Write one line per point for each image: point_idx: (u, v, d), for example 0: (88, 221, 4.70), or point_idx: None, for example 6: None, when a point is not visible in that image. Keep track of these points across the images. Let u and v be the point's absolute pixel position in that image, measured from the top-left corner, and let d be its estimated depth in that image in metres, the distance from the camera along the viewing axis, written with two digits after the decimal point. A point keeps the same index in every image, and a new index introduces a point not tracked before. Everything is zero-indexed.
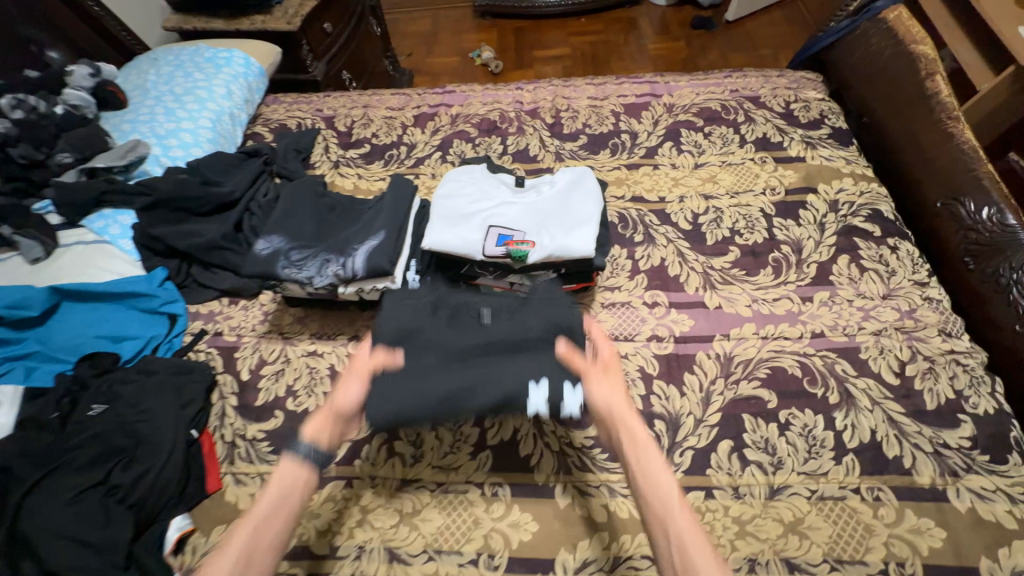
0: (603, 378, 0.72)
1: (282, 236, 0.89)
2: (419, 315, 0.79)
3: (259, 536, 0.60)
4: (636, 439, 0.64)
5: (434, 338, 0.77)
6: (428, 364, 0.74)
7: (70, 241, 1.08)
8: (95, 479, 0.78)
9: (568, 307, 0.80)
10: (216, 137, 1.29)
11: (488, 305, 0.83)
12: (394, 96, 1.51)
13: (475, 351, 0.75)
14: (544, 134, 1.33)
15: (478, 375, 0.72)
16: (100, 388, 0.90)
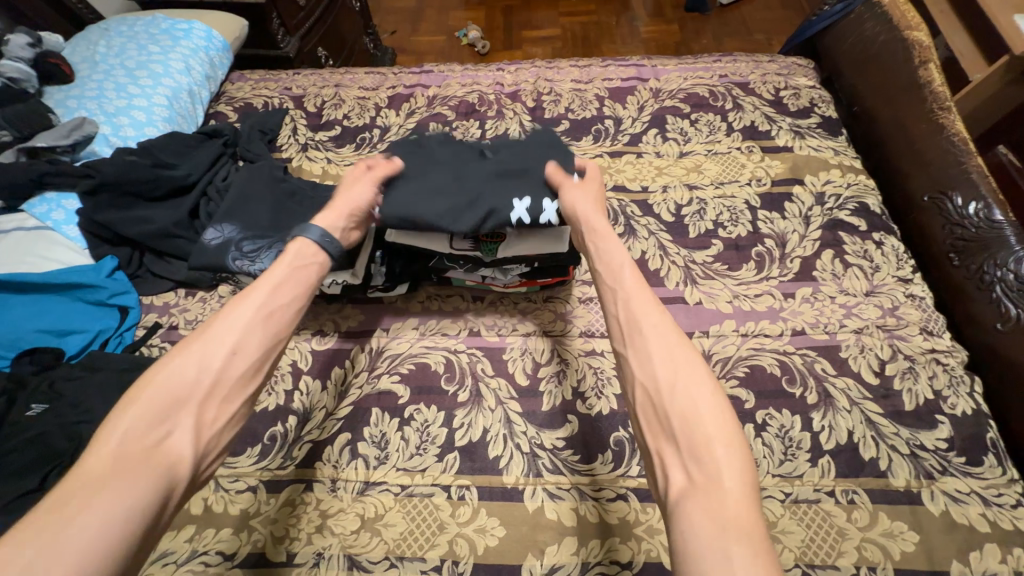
0: (580, 189, 0.77)
1: (235, 226, 0.83)
2: (424, 142, 0.86)
3: (277, 295, 0.64)
4: (599, 229, 0.72)
5: (427, 166, 0.83)
6: (421, 187, 0.80)
7: (9, 227, 1.00)
8: (29, 485, 0.73)
9: (552, 148, 0.85)
10: (172, 116, 1.20)
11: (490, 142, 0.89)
12: (368, 75, 1.43)
13: (473, 165, 0.81)
14: (525, 118, 1.26)
15: (476, 185, 0.78)
16: (40, 387, 0.84)
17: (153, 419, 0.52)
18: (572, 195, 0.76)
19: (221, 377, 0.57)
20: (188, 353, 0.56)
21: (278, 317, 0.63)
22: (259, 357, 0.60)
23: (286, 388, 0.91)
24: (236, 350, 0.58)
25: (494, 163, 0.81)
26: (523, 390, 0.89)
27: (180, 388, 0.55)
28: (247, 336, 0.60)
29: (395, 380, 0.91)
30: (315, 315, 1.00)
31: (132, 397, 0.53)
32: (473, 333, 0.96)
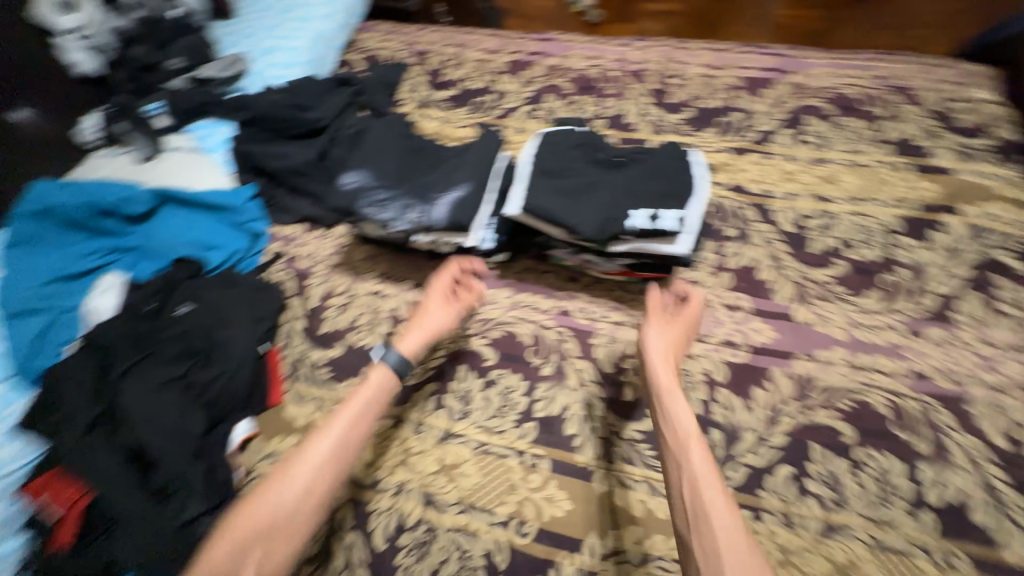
0: (661, 323, 0.82)
1: (369, 172, 0.88)
2: (557, 150, 0.88)
3: (349, 431, 0.72)
4: (666, 383, 0.74)
5: (554, 166, 0.85)
6: (546, 184, 0.82)
7: (173, 146, 1.13)
8: (179, 373, 0.86)
9: (681, 172, 0.83)
10: (312, 59, 1.28)
11: (620, 153, 0.89)
12: (490, 38, 1.44)
13: (604, 182, 0.83)
14: (646, 101, 1.22)
15: (610, 202, 0.80)
16: (190, 290, 0.97)
17: (234, 551, 0.63)
18: (649, 331, 0.81)
19: (290, 513, 0.65)
20: (267, 490, 0.66)
21: (342, 454, 0.71)
22: (325, 496, 0.68)
23: (385, 330, 0.99)
24: (304, 485, 0.67)
25: (626, 183, 0.82)
26: (607, 376, 0.89)
27: (258, 522, 0.64)
28: (316, 478, 0.68)
29: (483, 342, 0.95)
30: (416, 268, 1.05)
31: (224, 527, 0.65)
32: (564, 312, 0.97)
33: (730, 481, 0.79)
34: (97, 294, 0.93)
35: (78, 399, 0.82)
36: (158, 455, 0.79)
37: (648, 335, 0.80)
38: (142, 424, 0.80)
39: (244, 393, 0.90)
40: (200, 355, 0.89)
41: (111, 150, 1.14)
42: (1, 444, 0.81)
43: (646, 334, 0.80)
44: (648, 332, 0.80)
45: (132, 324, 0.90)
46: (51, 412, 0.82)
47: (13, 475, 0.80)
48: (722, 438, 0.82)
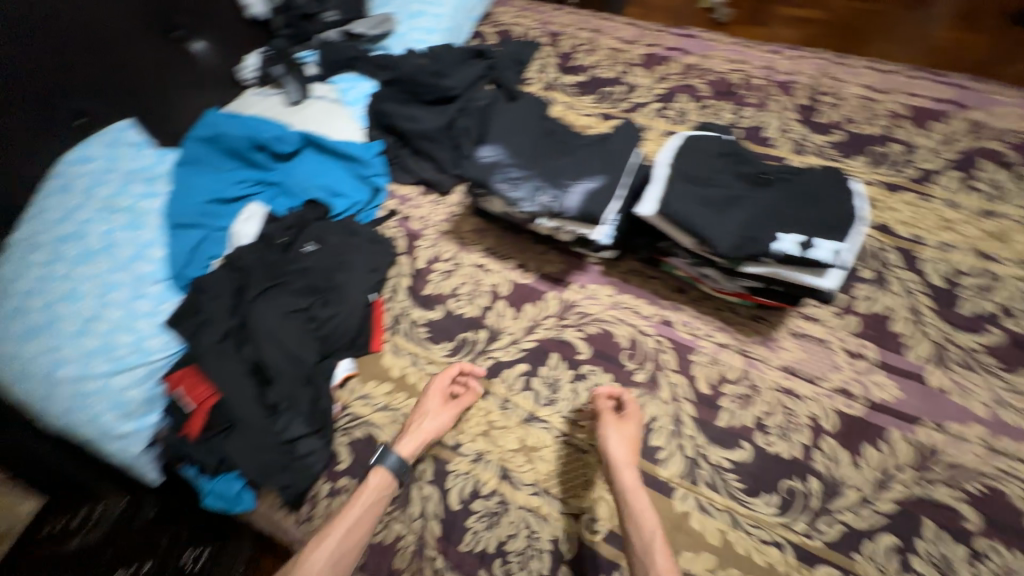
0: (617, 423, 0.81)
1: (504, 149, 0.88)
2: (701, 155, 0.84)
3: (353, 530, 0.76)
4: (630, 496, 0.74)
5: (698, 171, 0.81)
6: (687, 189, 0.79)
7: (319, 95, 1.21)
8: (302, 305, 0.94)
9: (840, 200, 0.76)
10: (451, 27, 1.31)
11: (770, 170, 0.83)
12: (627, 27, 1.40)
13: (750, 198, 0.78)
14: (790, 116, 1.13)
15: (753, 221, 0.76)
16: (317, 231, 1.05)
17: None
18: (610, 434, 0.79)
19: None
20: None
21: (348, 561, 0.74)
22: None
23: (483, 304, 1.01)
24: None
25: (774, 203, 0.77)
26: (703, 397, 0.86)
27: None
28: None
29: (579, 335, 0.95)
30: (522, 249, 1.07)
31: None
32: (666, 322, 0.94)
33: (822, 535, 0.75)
34: (241, 221, 1.03)
35: (219, 308, 0.93)
36: (277, 373, 0.87)
37: (611, 445, 0.78)
38: (267, 343, 0.89)
39: (351, 335, 0.96)
40: (320, 292, 0.97)
41: (265, 90, 1.23)
42: (153, 334, 0.91)
43: (608, 439, 0.79)
44: (612, 442, 0.78)
45: (266, 252, 0.99)
46: (193, 316, 0.92)
47: (161, 362, 0.91)
48: (821, 489, 0.77)
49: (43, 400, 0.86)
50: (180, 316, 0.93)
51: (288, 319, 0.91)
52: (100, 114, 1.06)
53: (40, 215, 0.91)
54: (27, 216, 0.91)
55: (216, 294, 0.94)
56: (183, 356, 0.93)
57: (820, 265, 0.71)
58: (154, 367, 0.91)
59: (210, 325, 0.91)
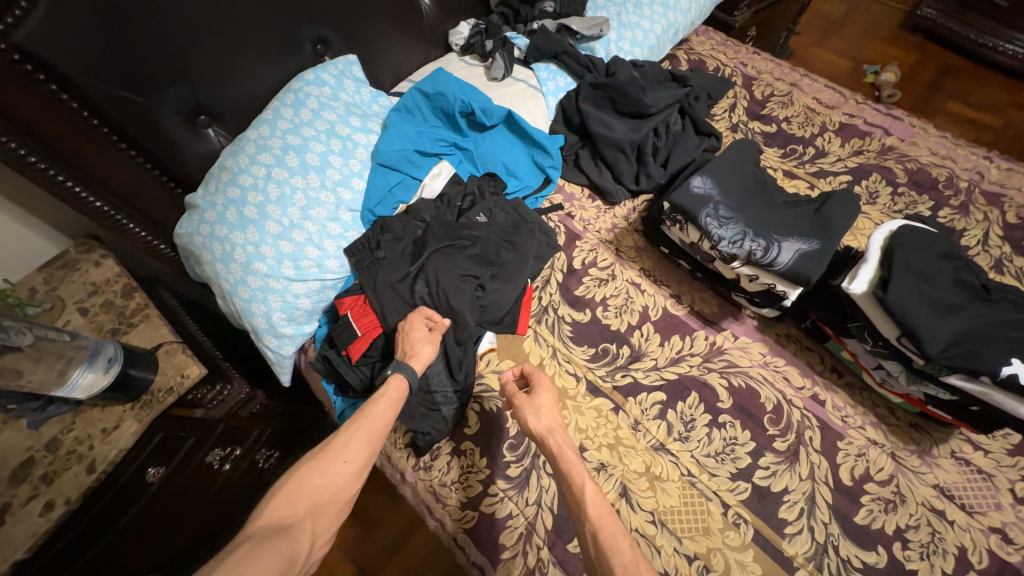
0: (531, 400, 0.83)
1: (716, 186, 0.88)
2: (925, 250, 0.81)
3: (382, 411, 0.76)
4: (556, 460, 0.76)
5: (922, 266, 0.78)
6: (912, 282, 0.76)
7: (519, 77, 1.25)
8: (475, 275, 0.97)
9: None
10: (655, 46, 1.34)
11: (992, 284, 0.80)
12: (826, 90, 1.36)
13: (972, 311, 0.75)
14: (995, 230, 1.06)
15: (974, 334, 0.73)
16: (494, 205, 1.08)
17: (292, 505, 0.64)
18: (528, 413, 0.81)
19: (336, 484, 0.68)
20: (321, 460, 0.69)
21: (380, 441, 0.74)
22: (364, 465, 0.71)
23: (630, 322, 1.02)
24: (351, 463, 0.70)
25: (998, 323, 0.74)
26: (842, 487, 0.84)
27: (317, 489, 0.67)
28: (357, 449, 0.71)
29: (722, 382, 0.94)
30: (679, 281, 1.06)
31: (280, 488, 0.66)
32: (816, 399, 0.92)
33: None
34: (432, 176, 1.10)
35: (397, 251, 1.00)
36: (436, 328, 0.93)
37: (527, 421, 0.80)
38: (437, 298, 0.94)
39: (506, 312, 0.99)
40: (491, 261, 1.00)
41: (471, 60, 1.29)
42: (333, 255, 0.99)
43: (528, 418, 0.81)
44: (527, 418, 0.81)
45: (446, 211, 1.06)
46: (372, 250, 0.99)
47: (333, 282, 0.99)
48: None
49: (234, 283, 0.94)
50: (362, 247, 1.00)
51: (459, 280, 0.95)
52: (334, 44, 1.16)
53: (275, 121, 0.99)
54: (265, 118, 0.99)
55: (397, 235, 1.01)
56: (355, 283, 1.00)
57: None
58: (326, 284, 0.99)
59: (388, 263, 0.97)
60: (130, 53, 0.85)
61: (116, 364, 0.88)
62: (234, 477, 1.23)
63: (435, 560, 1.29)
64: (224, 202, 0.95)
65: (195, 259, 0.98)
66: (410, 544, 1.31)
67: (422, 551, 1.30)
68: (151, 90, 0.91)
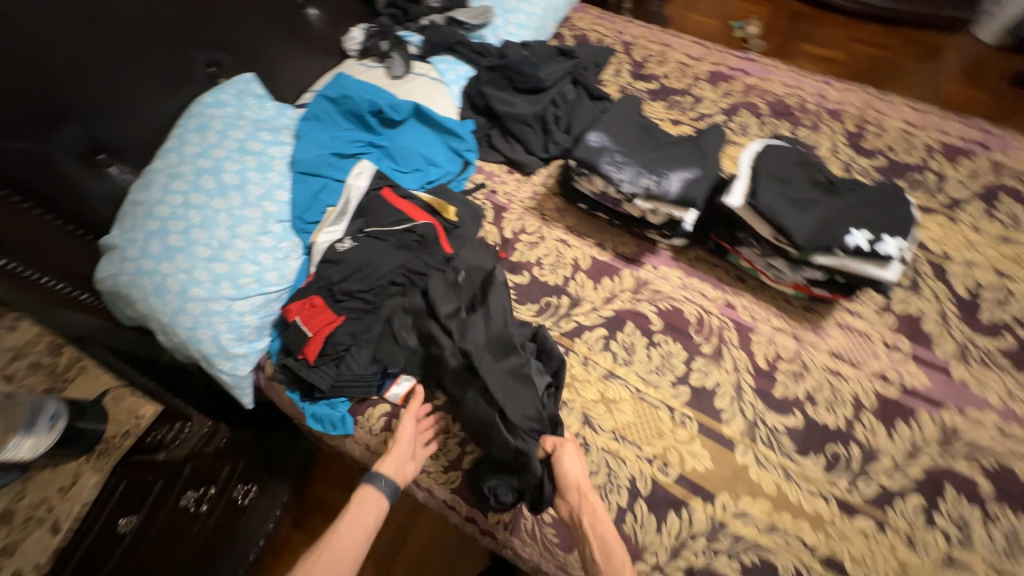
0: (576, 454, 0.88)
1: (609, 138, 1.00)
2: (781, 161, 0.97)
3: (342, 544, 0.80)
4: (586, 523, 0.81)
5: (781, 176, 0.94)
6: (773, 189, 0.92)
7: (420, 71, 1.32)
8: (503, 354, 0.92)
9: (899, 209, 0.90)
10: (540, 26, 1.45)
11: (837, 180, 0.96)
12: (693, 45, 1.54)
13: (822, 202, 0.91)
14: (841, 139, 1.27)
15: (825, 220, 0.89)
16: (496, 273, 1.04)
17: None
18: (577, 473, 0.85)
19: None
20: None
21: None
22: None
23: (565, 274, 1.12)
24: None
25: (845, 207, 0.90)
26: (761, 370, 0.99)
27: None
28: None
29: (652, 309, 1.07)
30: (600, 231, 1.18)
31: None
32: (729, 306, 1.07)
33: (861, 492, 0.87)
34: (354, 176, 1.12)
35: (382, 292, 1.01)
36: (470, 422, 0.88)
37: (570, 473, 0.85)
38: (483, 399, 0.87)
39: (554, 410, 0.92)
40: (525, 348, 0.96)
41: (370, 62, 1.34)
42: (270, 269, 1.01)
43: (574, 476, 0.85)
44: (570, 470, 0.85)
45: (456, 279, 1.01)
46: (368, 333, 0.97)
47: (276, 295, 1.01)
48: (860, 453, 0.90)
49: (172, 314, 0.93)
50: (324, 263, 1.02)
51: (507, 377, 0.89)
52: (227, 65, 1.15)
53: (181, 147, 0.99)
54: (169, 146, 0.99)
55: (414, 312, 0.99)
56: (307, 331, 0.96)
57: (892, 252, 0.84)
58: (270, 297, 1.01)
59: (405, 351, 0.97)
60: (9, 99, 0.83)
61: (59, 420, 0.86)
62: (212, 519, 1.19)
63: (435, 549, 1.31)
64: (145, 236, 0.93)
65: (124, 301, 0.95)
66: (408, 542, 1.32)
67: (422, 548, 1.32)
68: (39, 135, 0.88)
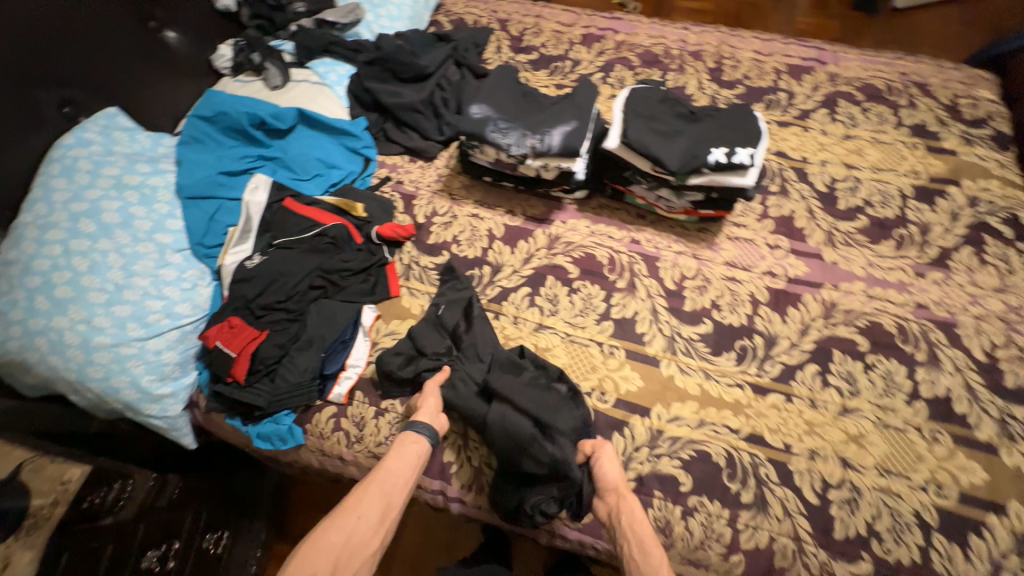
0: (610, 456, 0.89)
1: (491, 107, 1.06)
2: (647, 101, 1.06)
3: (393, 472, 0.86)
4: (624, 524, 0.83)
5: (648, 114, 1.04)
6: (643, 127, 1.01)
7: (299, 78, 1.31)
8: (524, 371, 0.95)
9: (748, 124, 1.02)
10: (413, 15, 1.47)
11: (697, 109, 1.08)
12: (564, 12, 1.62)
13: (686, 131, 1.02)
14: (704, 77, 1.41)
15: (690, 144, 0.99)
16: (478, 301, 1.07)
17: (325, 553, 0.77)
18: (614, 472, 0.87)
19: (355, 535, 0.80)
20: (341, 519, 0.81)
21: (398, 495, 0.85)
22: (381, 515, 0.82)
23: (483, 245, 1.16)
24: (363, 516, 0.81)
25: (705, 131, 1.02)
26: (670, 291, 1.09)
27: (341, 544, 0.79)
28: (372, 505, 0.82)
29: (567, 260, 1.14)
30: (509, 200, 1.23)
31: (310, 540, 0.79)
32: (635, 242, 1.16)
33: (768, 373, 0.99)
34: (250, 191, 1.11)
35: (303, 297, 1.02)
36: (501, 439, 0.88)
37: (610, 476, 0.87)
38: (511, 412, 0.89)
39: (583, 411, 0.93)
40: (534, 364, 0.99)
41: (246, 77, 1.32)
42: (180, 300, 0.98)
43: (607, 475, 0.87)
44: (609, 475, 0.87)
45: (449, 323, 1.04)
46: (306, 347, 0.98)
47: (191, 325, 0.99)
48: (763, 341, 1.02)
49: (79, 368, 0.89)
50: (236, 283, 1.01)
51: (528, 388, 0.92)
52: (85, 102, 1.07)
53: (49, 195, 0.93)
54: (34, 196, 0.92)
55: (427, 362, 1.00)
56: (249, 353, 0.95)
57: (746, 160, 0.96)
58: (186, 330, 0.98)
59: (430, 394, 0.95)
60: None
61: None
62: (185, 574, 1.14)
63: (428, 542, 1.33)
64: (27, 294, 0.88)
65: (18, 368, 0.89)
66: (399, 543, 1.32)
67: (417, 541, 1.33)
68: None
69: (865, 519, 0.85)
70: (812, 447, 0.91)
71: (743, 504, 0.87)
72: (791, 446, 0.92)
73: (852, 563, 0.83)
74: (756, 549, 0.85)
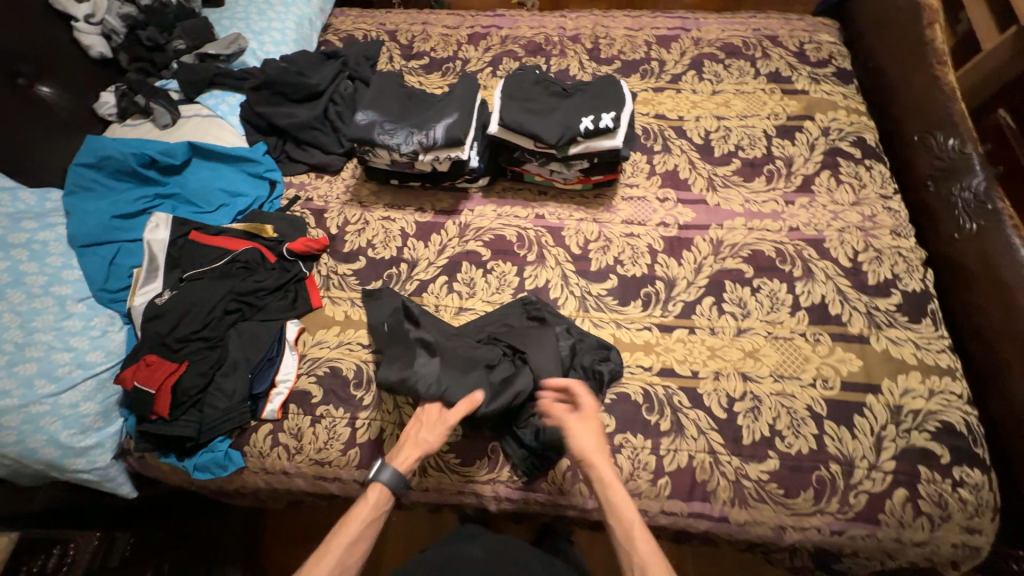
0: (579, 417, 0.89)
1: (377, 112, 1.11)
2: (522, 84, 1.14)
3: (360, 536, 0.82)
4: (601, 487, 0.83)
5: (524, 97, 1.12)
6: (519, 108, 1.09)
7: (190, 113, 1.33)
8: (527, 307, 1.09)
9: (613, 92, 1.12)
10: (299, 38, 1.50)
11: (568, 85, 1.16)
12: (449, 15, 1.68)
13: (560, 106, 1.11)
14: (584, 58, 1.51)
15: (563, 118, 1.08)
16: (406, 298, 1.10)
17: None
18: (579, 441, 0.86)
19: None
20: None
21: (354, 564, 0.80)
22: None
23: (397, 245, 1.21)
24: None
25: (577, 104, 1.10)
26: (576, 256, 1.17)
27: None
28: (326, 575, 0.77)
29: (479, 245, 1.19)
30: (417, 198, 1.28)
31: None
32: (540, 217, 1.23)
33: (671, 312, 1.08)
34: (151, 230, 1.11)
35: (220, 323, 1.03)
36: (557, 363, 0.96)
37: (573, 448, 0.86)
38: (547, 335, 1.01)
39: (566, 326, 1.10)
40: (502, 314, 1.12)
41: (134, 121, 1.32)
42: (89, 350, 0.97)
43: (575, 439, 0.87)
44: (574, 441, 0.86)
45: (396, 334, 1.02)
46: (232, 370, 0.99)
47: (108, 372, 0.97)
48: (663, 285, 1.12)
49: None
50: (147, 322, 1.01)
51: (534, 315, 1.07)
52: None
53: None
54: None
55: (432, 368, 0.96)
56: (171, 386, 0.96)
57: (612, 124, 1.06)
58: (101, 377, 0.96)
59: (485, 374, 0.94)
60: None
61: None
62: None
63: (408, 540, 1.34)
64: None
65: None
66: (383, 551, 1.32)
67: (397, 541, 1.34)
68: None
69: (767, 421, 0.95)
70: (716, 368, 1.01)
71: (663, 432, 0.95)
72: (698, 371, 1.01)
73: (762, 462, 0.92)
74: (679, 468, 0.93)
